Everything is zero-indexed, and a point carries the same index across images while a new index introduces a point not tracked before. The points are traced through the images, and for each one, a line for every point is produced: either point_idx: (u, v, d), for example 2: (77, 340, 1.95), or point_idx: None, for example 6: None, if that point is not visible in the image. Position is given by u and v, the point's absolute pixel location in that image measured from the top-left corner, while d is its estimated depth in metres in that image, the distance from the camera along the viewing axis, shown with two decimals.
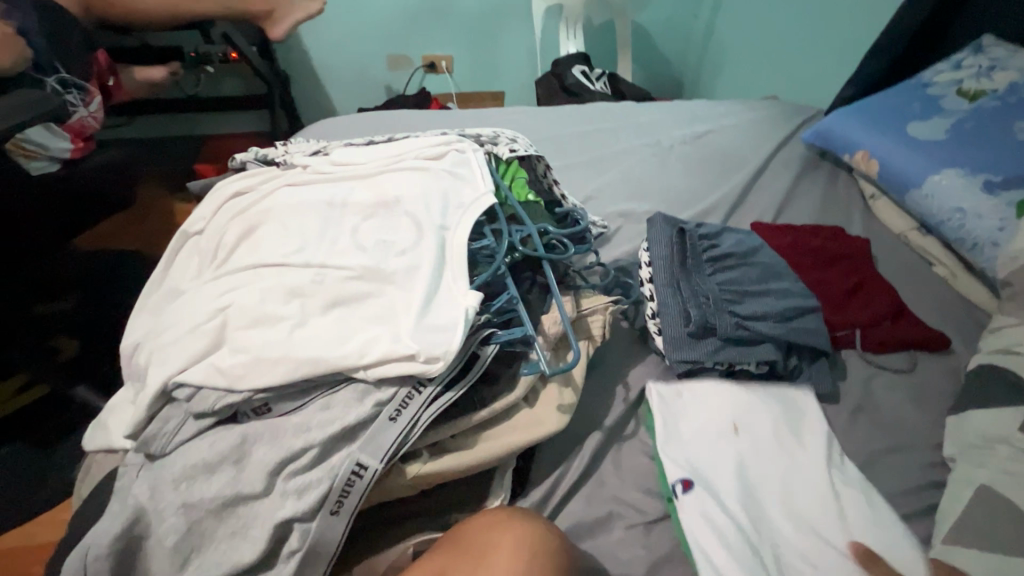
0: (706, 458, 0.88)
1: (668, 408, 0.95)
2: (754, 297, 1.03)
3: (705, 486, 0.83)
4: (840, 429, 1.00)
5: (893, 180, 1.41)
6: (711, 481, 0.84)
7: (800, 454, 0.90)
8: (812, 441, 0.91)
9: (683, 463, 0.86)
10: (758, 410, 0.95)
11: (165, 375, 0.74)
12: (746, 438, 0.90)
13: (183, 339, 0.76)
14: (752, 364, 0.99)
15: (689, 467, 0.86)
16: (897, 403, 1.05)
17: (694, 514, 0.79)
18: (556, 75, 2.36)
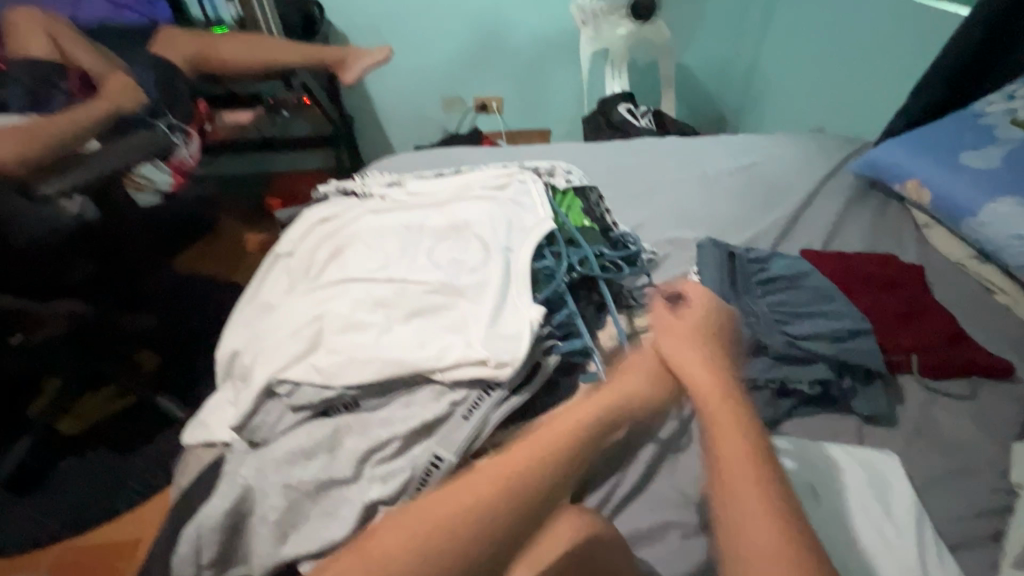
0: None
1: None
2: (805, 319, 1.07)
3: None
4: (898, 452, 0.99)
5: (947, 208, 1.42)
6: None
7: (889, 530, 0.84)
8: (901, 518, 0.86)
9: None
10: (840, 475, 0.90)
11: (269, 373, 0.85)
12: (826, 508, 0.86)
13: (285, 342, 0.88)
14: (806, 384, 1.01)
15: None
16: (958, 428, 1.03)
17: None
18: (601, 112, 2.48)
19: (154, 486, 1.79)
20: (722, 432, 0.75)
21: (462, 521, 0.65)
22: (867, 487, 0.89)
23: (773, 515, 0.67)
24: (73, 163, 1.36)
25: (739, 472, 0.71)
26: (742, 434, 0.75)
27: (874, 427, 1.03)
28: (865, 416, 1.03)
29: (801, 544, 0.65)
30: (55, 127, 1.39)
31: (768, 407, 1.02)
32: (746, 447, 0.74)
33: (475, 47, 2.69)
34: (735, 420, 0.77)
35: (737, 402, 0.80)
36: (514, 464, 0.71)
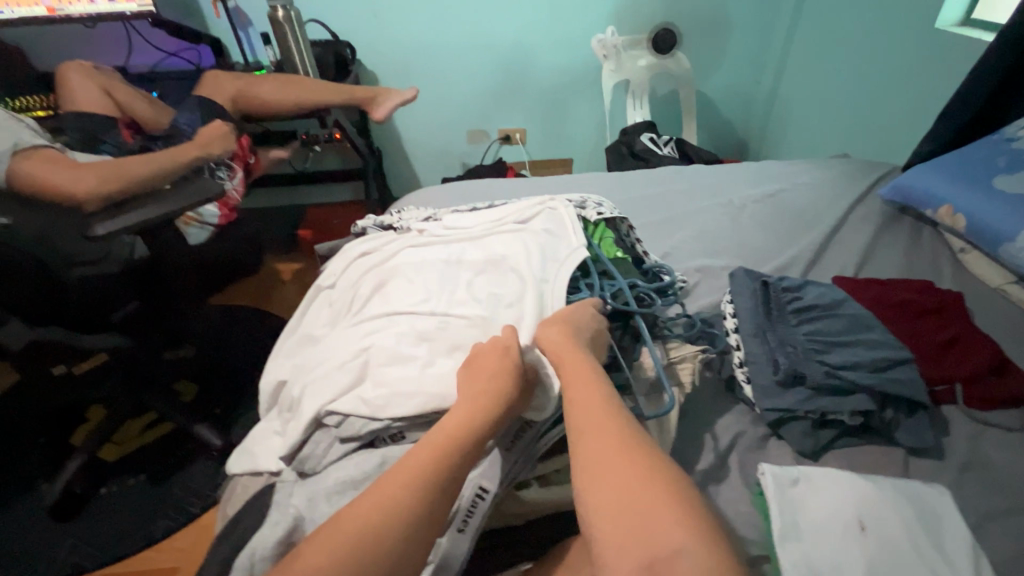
0: (828, 558, 0.82)
1: (784, 495, 0.91)
2: (842, 348, 1.06)
3: None
4: (948, 486, 0.97)
5: (983, 233, 1.40)
6: None
7: (943, 567, 0.81)
8: (954, 554, 0.83)
9: (805, 566, 0.81)
10: (888, 508, 0.87)
11: (318, 405, 0.87)
12: (875, 540, 0.83)
13: (333, 373, 0.91)
14: (846, 415, 1.00)
15: (810, 569, 0.81)
16: (1011, 462, 1.00)
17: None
18: (624, 142, 2.53)
19: (191, 515, 1.82)
20: (583, 410, 0.77)
21: (359, 519, 0.65)
22: (918, 520, 0.86)
23: (641, 470, 0.67)
24: (128, 208, 1.39)
25: (600, 441, 0.72)
26: (604, 408, 0.76)
27: (920, 460, 1.01)
28: (909, 448, 1.02)
29: (672, 491, 0.65)
30: (134, 168, 1.46)
31: (807, 439, 1.01)
32: (605, 419, 0.75)
33: (500, 82, 2.79)
34: (594, 397, 0.78)
35: (598, 379, 0.82)
36: (401, 462, 0.72)
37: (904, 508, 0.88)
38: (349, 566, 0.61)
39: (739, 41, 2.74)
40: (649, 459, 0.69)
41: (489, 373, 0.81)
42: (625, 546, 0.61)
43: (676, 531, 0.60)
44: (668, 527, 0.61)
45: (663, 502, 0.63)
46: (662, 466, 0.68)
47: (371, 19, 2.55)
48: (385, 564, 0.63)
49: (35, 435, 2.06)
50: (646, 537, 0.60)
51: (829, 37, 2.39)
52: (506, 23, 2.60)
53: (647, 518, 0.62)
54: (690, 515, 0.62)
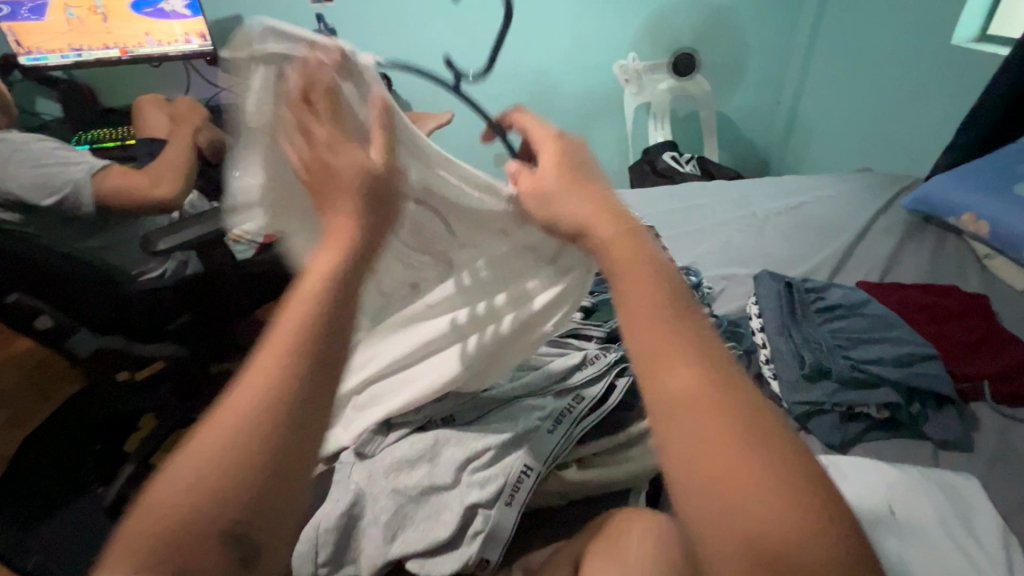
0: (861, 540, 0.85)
1: None
2: (865, 345, 1.11)
3: None
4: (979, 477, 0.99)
5: (1007, 238, 1.43)
6: None
7: (975, 551, 0.84)
8: (985, 539, 0.86)
9: None
10: (919, 496, 0.90)
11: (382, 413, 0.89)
12: (907, 525, 0.86)
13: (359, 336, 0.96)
14: (871, 407, 1.05)
15: None
16: None
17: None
18: (648, 161, 2.62)
19: None
20: (643, 342, 0.52)
21: (218, 428, 0.48)
22: (949, 507, 0.89)
23: (732, 445, 0.44)
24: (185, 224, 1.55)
25: (667, 398, 0.48)
26: (677, 342, 0.51)
27: (950, 453, 1.03)
28: (938, 442, 1.04)
29: (789, 489, 0.42)
30: (177, 157, 1.71)
31: (835, 431, 1.05)
32: (674, 356, 0.50)
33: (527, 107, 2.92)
34: (657, 325, 0.52)
35: (663, 293, 0.55)
36: (263, 344, 0.54)
37: (934, 496, 0.91)
38: (210, 475, 0.46)
39: (757, 63, 2.84)
40: (750, 430, 0.45)
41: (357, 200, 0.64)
42: (713, 555, 0.42)
43: (795, 542, 0.40)
44: (782, 535, 0.40)
45: (774, 500, 0.41)
46: (769, 435, 0.45)
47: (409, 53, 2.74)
48: (260, 459, 0.47)
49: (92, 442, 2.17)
50: (753, 552, 0.40)
51: (846, 57, 2.47)
52: (533, 53, 2.75)
53: (746, 518, 0.41)
54: (818, 524, 0.41)
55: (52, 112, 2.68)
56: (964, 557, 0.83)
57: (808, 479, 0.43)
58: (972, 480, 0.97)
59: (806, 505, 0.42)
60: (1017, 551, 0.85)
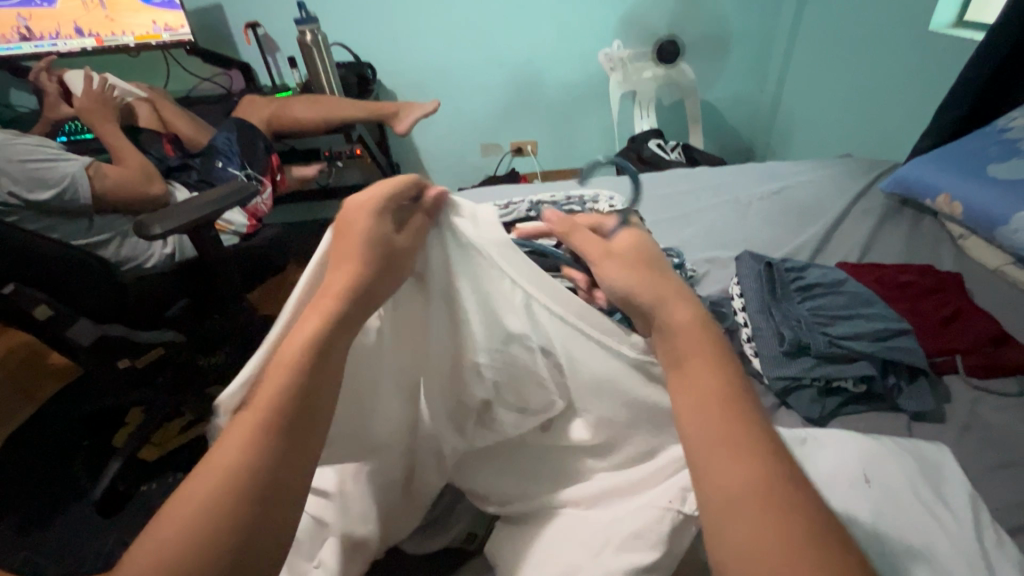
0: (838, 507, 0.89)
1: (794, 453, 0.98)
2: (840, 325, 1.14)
3: None
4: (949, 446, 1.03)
5: (980, 218, 1.47)
6: None
7: (944, 513, 0.87)
8: (954, 502, 0.89)
9: None
10: (891, 464, 0.94)
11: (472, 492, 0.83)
12: (880, 491, 0.90)
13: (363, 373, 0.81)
14: (847, 380, 1.08)
15: None
16: (1009, 422, 1.06)
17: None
18: (633, 149, 2.64)
19: None
20: (699, 430, 0.51)
21: (209, 481, 0.48)
22: (920, 474, 0.93)
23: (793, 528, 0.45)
24: (168, 212, 1.51)
25: (721, 480, 0.48)
26: (734, 421, 0.51)
27: (922, 423, 1.07)
28: (913, 413, 1.08)
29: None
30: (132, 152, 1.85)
31: (814, 405, 1.08)
32: (717, 376, 0.55)
33: (513, 96, 2.91)
34: (708, 406, 0.52)
35: (723, 373, 0.55)
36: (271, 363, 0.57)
37: (907, 464, 0.94)
38: (200, 540, 0.45)
39: (741, 51, 2.86)
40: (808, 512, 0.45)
41: (359, 250, 0.66)
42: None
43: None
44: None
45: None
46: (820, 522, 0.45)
47: (391, 41, 2.72)
48: (247, 525, 0.47)
49: (78, 437, 2.15)
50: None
51: (827, 45, 2.50)
52: (517, 41, 2.75)
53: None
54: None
55: (28, 105, 2.63)
56: (934, 517, 0.86)
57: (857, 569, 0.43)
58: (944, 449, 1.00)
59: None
60: (984, 511, 0.89)
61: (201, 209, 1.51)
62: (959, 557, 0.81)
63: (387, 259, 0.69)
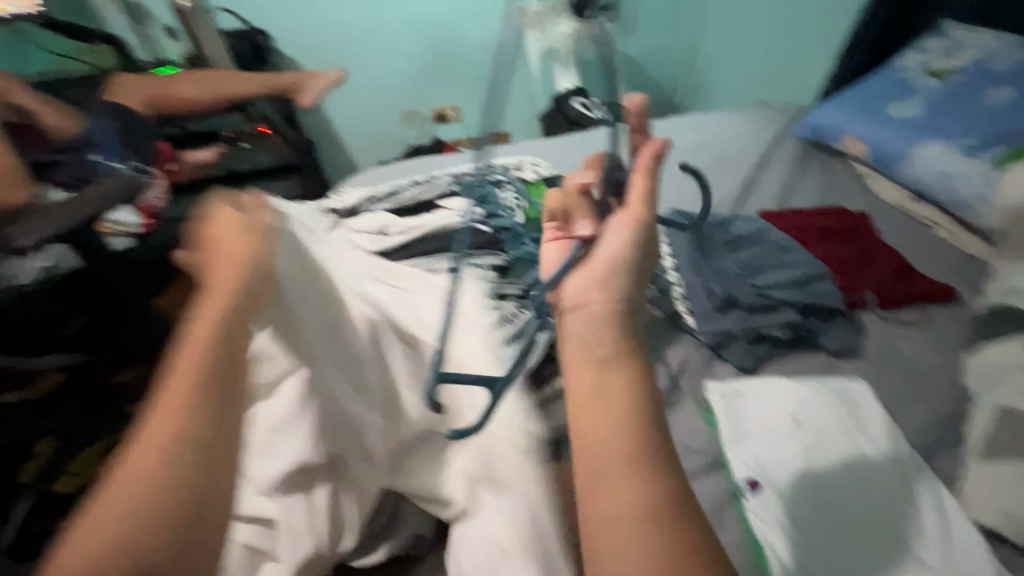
0: (771, 454, 0.93)
1: (732, 408, 1.01)
2: (771, 282, 1.17)
3: (773, 486, 0.89)
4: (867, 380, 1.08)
5: (884, 157, 1.54)
6: (781, 479, 0.90)
7: (865, 444, 0.93)
8: (874, 433, 0.95)
9: (753, 464, 0.92)
10: (816, 404, 0.99)
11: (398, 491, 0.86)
12: (808, 432, 0.95)
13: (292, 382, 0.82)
14: (778, 329, 1.12)
15: (757, 467, 0.92)
16: (917, 349, 1.13)
17: (764, 518, 0.85)
18: (557, 109, 2.58)
19: None
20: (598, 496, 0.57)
21: (118, 515, 0.49)
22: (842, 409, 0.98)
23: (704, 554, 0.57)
24: (31, 214, 1.27)
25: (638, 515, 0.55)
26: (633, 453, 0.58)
27: (843, 361, 1.12)
28: (833, 351, 1.13)
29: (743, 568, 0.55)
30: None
31: (746, 355, 1.11)
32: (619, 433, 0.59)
33: (429, 60, 2.75)
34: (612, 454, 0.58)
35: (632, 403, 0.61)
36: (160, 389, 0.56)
37: (831, 403, 0.99)
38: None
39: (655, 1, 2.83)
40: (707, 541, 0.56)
41: (240, 260, 0.66)
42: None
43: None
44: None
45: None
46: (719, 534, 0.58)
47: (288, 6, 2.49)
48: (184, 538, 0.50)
49: None
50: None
51: None
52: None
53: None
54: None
55: None
56: (852, 450, 0.92)
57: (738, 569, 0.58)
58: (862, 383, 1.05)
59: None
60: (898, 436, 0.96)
61: (75, 205, 1.26)
62: (880, 484, 0.88)
63: (264, 259, 0.69)
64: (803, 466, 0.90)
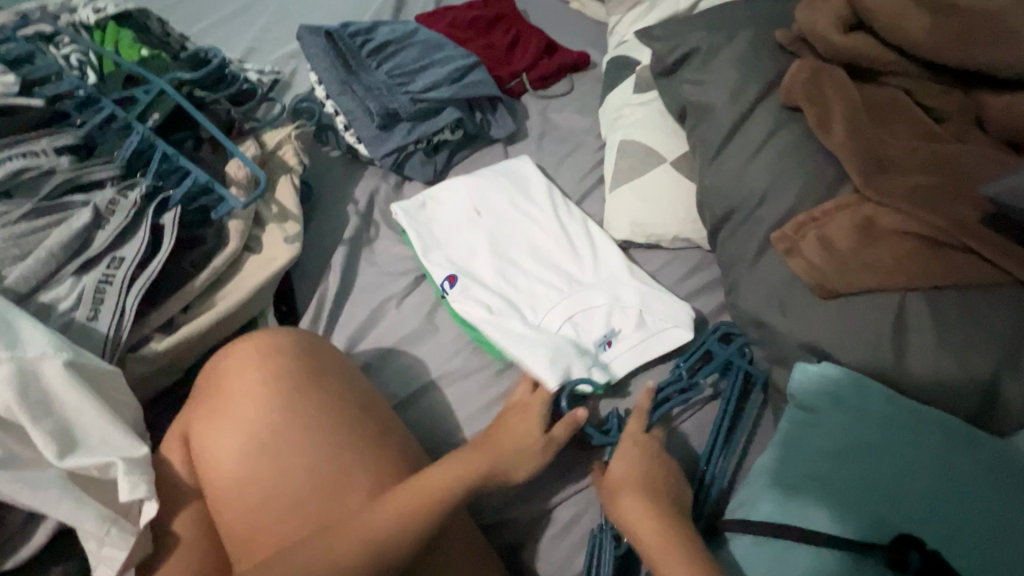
0: (456, 253, 0.57)
1: (417, 229, 0.59)
2: (431, 68, 0.67)
3: (484, 280, 0.55)
4: (531, 143, 0.70)
5: None
6: (484, 270, 0.56)
7: (540, 215, 0.60)
8: (552, 201, 0.62)
9: (451, 262, 0.56)
10: (490, 186, 0.62)
11: None
12: (493, 225, 0.59)
13: None
14: (448, 133, 0.65)
15: (459, 264, 0.56)
16: (596, 78, 0.77)
17: (471, 309, 0.53)
18: None
19: None
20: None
21: None
22: (519, 186, 0.63)
23: (236, 395, 0.39)
24: None
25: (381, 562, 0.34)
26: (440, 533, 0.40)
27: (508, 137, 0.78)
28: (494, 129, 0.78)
29: (321, 413, 0.39)
30: None
31: None
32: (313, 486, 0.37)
33: None
34: (414, 528, 0.35)
35: (649, 493, 0.39)
36: None
37: (495, 184, 0.62)
38: None
39: None
40: (291, 376, 0.40)
41: None
42: (235, 551, 0.37)
43: (323, 482, 0.37)
44: (302, 474, 0.37)
45: (277, 428, 0.38)
46: (309, 362, 0.41)
47: None
48: None
49: None
50: (260, 527, 0.36)
51: None
52: None
53: (251, 477, 0.37)
54: (359, 447, 0.38)
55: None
56: (529, 224, 0.60)
57: (341, 403, 0.40)
58: (531, 158, 0.67)
59: (336, 435, 0.38)
60: (570, 204, 0.62)
61: None
62: (564, 260, 0.57)
63: None
64: (491, 259, 0.57)
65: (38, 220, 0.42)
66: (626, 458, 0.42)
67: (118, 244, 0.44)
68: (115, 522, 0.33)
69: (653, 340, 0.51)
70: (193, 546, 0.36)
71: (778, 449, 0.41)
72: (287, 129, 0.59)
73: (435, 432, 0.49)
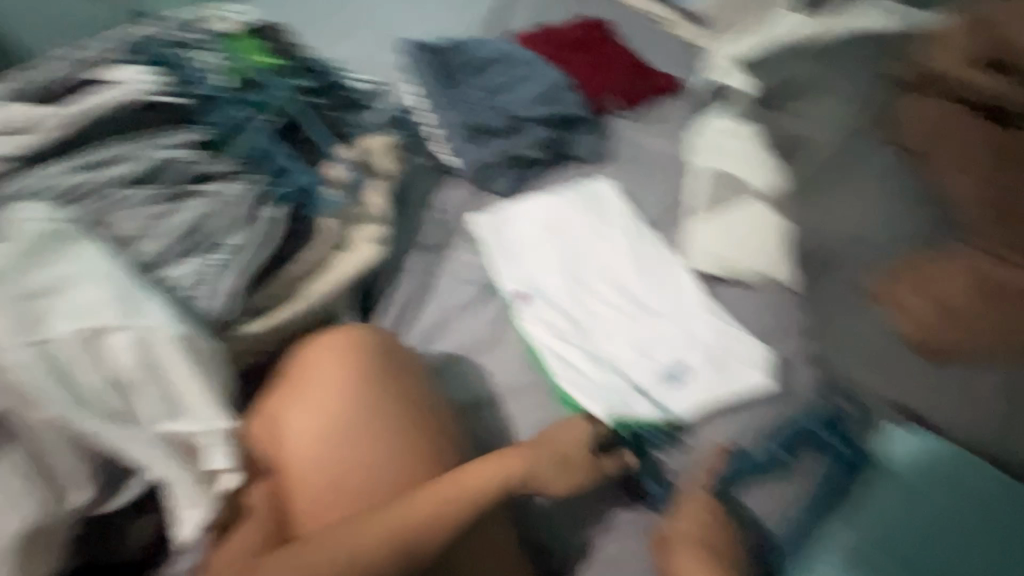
0: (529, 270, 0.58)
1: (493, 244, 0.60)
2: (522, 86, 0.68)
3: (554, 299, 0.56)
4: (613, 163, 0.69)
5: None
6: (554, 288, 0.56)
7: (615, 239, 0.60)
8: (628, 225, 0.61)
9: (523, 279, 0.57)
10: (568, 206, 0.62)
11: None
12: (567, 244, 0.60)
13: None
14: (531, 150, 0.66)
15: (531, 281, 0.57)
16: (686, 103, 0.76)
17: (537, 329, 0.54)
18: None
19: None
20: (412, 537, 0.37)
21: None
22: (597, 208, 0.62)
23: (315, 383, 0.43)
24: None
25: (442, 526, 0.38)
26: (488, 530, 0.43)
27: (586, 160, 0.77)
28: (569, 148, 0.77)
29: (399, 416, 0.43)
30: None
31: None
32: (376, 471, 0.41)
33: None
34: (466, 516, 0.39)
35: (703, 551, 0.41)
36: None
37: (572, 203, 0.62)
38: None
39: None
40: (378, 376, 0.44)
41: None
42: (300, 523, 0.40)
43: (389, 466, 0.41)
44: (369, 456, 0.41)
45: (356, 425, 0.41)
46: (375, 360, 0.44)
47: None
48: None
49: None
50: (324, 502, 0.40)
51: None
52: None
53: (320, 458, 0.40)
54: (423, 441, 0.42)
55: None
56: (604, 246, 0.59)
57: (414, 409, 0.43)
58: (612, 180, 0.67)
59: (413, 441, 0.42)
60: (648, 228, 0.61)
61: None
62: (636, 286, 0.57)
63: None
64: (562, 278, 0.57)
65: (164, 205, 0.47)
66: (684, 516, 0.43)
67: (226, 232, 0.48)
68: (196, 487, 0.37)
69: (726, 380, 0.50)
70: (258, 519, 0.38)
71: (848, 520, 0.41)
72: (381, 137, 0.62)
73: (490, 442, 0.50)
